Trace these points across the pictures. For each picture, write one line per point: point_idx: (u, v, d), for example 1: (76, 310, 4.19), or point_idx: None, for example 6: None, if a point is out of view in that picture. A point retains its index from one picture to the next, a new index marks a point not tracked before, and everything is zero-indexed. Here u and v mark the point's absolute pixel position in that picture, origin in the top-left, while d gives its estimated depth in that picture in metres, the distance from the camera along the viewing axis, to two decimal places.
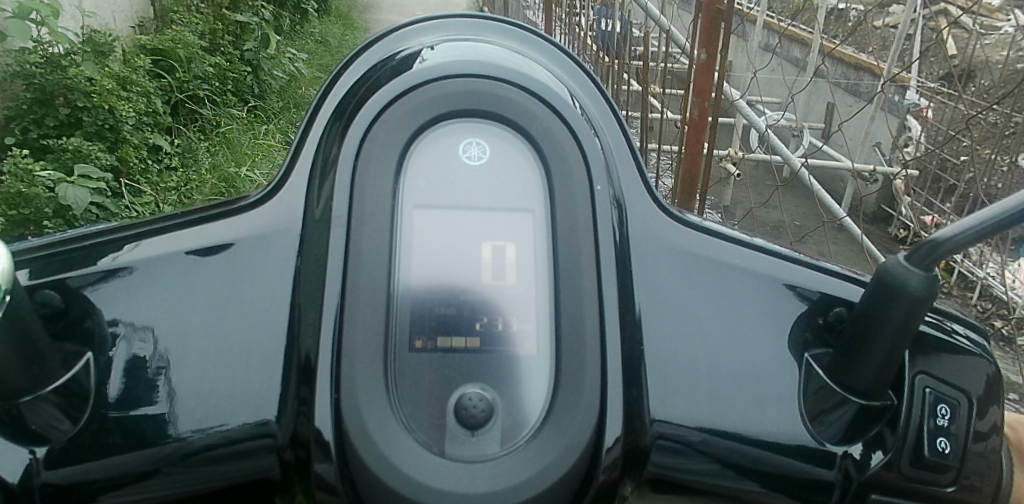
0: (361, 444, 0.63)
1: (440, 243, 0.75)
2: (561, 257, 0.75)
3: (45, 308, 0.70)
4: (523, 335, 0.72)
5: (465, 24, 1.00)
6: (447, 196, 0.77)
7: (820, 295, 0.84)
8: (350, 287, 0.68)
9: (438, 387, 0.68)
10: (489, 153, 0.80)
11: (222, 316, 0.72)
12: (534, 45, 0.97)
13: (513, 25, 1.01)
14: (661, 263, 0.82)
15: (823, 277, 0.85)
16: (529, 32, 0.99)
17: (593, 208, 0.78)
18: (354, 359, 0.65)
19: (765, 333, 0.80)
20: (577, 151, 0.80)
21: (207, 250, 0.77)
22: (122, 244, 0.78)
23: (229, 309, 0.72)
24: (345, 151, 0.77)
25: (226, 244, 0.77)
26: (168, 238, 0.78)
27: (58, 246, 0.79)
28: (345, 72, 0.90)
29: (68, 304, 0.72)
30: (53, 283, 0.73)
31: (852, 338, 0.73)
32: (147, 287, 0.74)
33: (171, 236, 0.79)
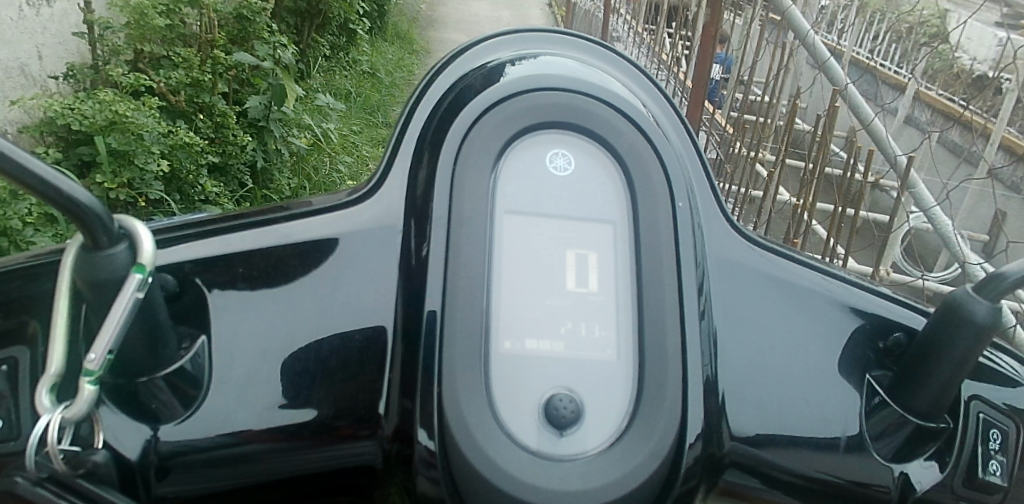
0: (460, 436, 0.67)
1: (528, 250, 0.80)
2: (644, 266, 0.79)
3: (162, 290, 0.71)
4: (604, 340, 0.77)
5: (544, 38, 1.04)
6: (533, 204, 0.82)
7: (880, 317, 0.86)
8: (451, 285, 0.72)
9: (528, 386, 0.73)
10: (574, 164, 0.85)
11: (321, 304, 0.75)
12: (611, 63, 1.02)
13: (589, 41, 1.06)
14: (736, 274, 0.85)
15: (885, 301, 0.88)
16: (606, 50, 1.04)
17: (675, 219, 0.82)
18: (454, 352, 0.70)
19: (831, 349, 0.83)
20: (661, 167, 0.84)
21: (306, 242, 0.80)
22: (229, 231, 0.80)
23: (328, 297, 0.75)
24: (442, 152, 0.81)
25: (323, 240, 0.80)
26: (269, 229, 0.80)
27: (170, 233, 0.80)
28: (436, 80, 0.95)
29: (182, 288, 0.73)
30: (165, 264, 0.75)
31: (914, 360, 0.77)
32: (252, 272, 0.76)
33: (274, 227, 0.81)
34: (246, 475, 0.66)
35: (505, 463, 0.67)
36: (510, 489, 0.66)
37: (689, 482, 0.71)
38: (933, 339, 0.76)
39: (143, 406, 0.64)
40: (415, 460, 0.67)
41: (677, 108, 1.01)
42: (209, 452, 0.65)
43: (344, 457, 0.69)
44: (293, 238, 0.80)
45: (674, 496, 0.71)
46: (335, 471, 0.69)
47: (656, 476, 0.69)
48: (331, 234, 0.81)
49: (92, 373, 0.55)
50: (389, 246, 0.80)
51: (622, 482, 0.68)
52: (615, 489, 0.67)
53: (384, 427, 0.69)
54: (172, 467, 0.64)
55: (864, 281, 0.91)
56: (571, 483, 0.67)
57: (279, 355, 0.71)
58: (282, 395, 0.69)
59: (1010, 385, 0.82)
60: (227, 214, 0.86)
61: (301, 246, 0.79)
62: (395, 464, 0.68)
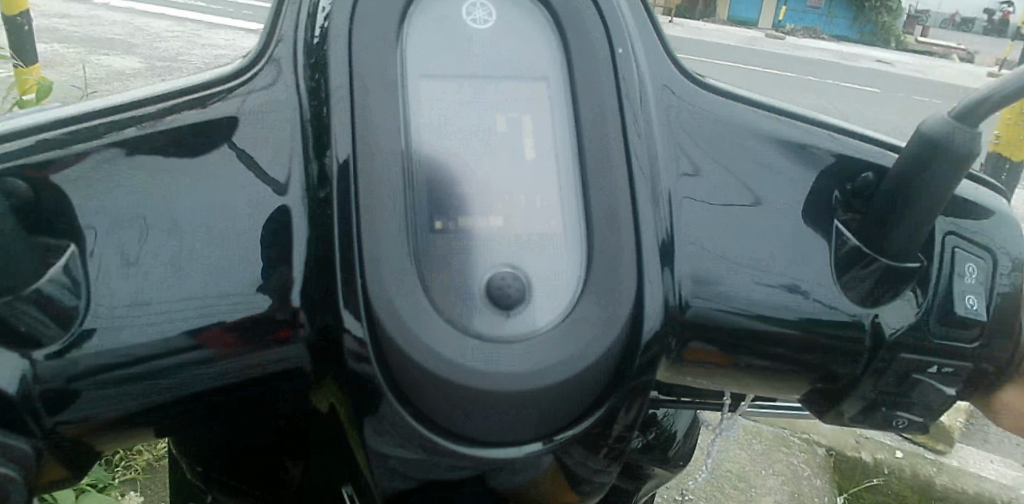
0: (396, 330, 0.60)
1: (453, 116, 0.69)
2: (583, 118, 0.71)
3: (14, 200, 0.60)
4: (549, 207, 0.68)
5: None
6: (453, 64, 0.72)
7: (837, 157, 0.80)
8: (363, 158, 0.64)
9: (463, 271, 0.64)
10: (496, 17, 0.75)
11: (221, 192, 0.66)
12: None
13: None
14: (683, 122, 0.77)
15: (856, 145, 0.81)
16: None
17: (615, 67, 0.73)
18: (375, 234, 0.61)
19: (793, 201, 0.75)
20: (592, 10, 0.75)
21: (196, 133, 0.70)
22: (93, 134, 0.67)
23: (225, 189, 0.66)
24: (342, 13, 0.70)
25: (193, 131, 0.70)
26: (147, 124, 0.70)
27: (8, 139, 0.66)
28: None
29: (40, 198, 0.61)
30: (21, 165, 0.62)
31: (885, 205, 0.70)
32: (129, 171, 0.65)
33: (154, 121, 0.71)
34: (171, 386, 0.61)
35: (448, 351, 0.60)
36: (459, 379, 0.59)
37: (651, 353, 0.66)
38: (907, 174, 0.67)
39: (14, 331, 0.54)
40: (345, 356, 0.61)
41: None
42: (114, 369, 0.58)
43: (272, 354, 0.63)
44: (191, 126, 0.70)
45: (636, 370, 0.66)
46: (266, 373, 0.64)
47: (613, 346, 0.64)
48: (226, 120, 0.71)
49: None
50: (293, 123, 0.71)
51: (577, 356, 0.62)
52: (574, 361, 0.62)
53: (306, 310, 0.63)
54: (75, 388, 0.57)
55: (832, 121, 0.84)
56: (518, 367, 0.61)
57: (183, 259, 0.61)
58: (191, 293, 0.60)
59: (987, 216, 0.76)
60: (111, 104, 0.73)
61: (209, 133, 0.70)
62: (324, 358, 0.63)
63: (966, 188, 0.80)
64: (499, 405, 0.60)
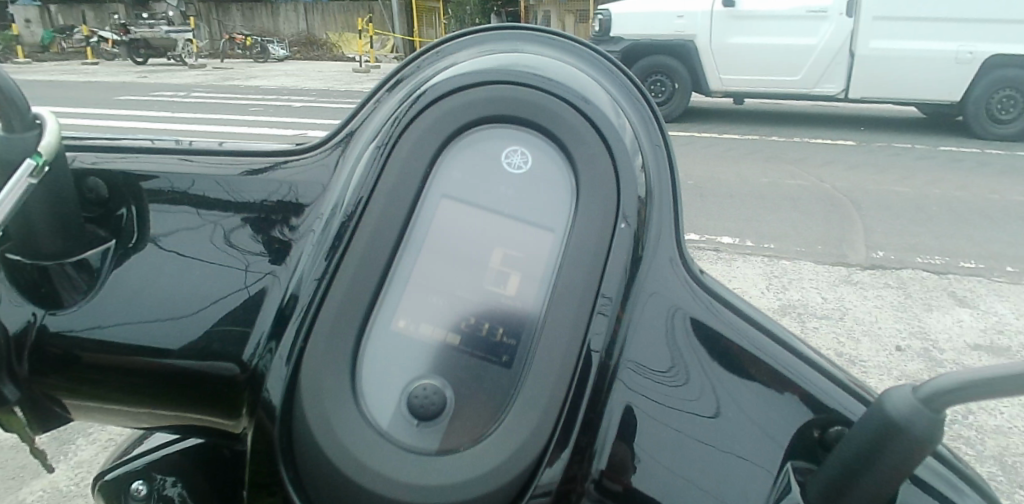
0: (309, 402, 0.67)
1: (454, 240, 0.77)
2: (563, 274, 0.75)
3: (90, 194, 0.82)
4: (502, 345, 0.71)
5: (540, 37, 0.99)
6: (472, 194, 0.80)
7: (812, 396, 0.80)
8: (349, 253, 0.75)
9: (394, 373, 0.70)
10: (531, 164, 0.81)
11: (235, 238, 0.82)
12: (599, 67, 0.96)
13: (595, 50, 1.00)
14: (661, 309, 0.81)
15: (828, 386, 0.81)
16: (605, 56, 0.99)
17: (612, 239, 0.77)
18: (321, 333, 0.70)
19: (745, 417, 0.77)
20: (614, 180, 0.79)
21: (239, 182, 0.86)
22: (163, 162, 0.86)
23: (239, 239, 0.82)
24: (379, 143, 0.82)
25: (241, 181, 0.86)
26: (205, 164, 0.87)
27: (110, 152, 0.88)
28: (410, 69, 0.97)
29: (110, 195, 0.83)
30: (95, 171, 0.84)
31: (840, 472, 0.65)
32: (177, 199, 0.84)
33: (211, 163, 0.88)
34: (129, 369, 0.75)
35: (348, 440, 0.65)
36: (345, 467, 0.65)
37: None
38: (865, 444, 0.63)
39: (51, 293, 0.75)
40: (262, 400, 0.71)
41: (659, 115, 0.95)
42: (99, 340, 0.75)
43: (201, 385, 0.75)
44: (230, 176, 0.86)
45: None
46: (196, 399, 0.76)
47: (502, 490, 0.65)
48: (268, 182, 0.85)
49: None
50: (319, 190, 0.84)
51: (460, 487, 0.64)
52: (455, 489, 0.64)
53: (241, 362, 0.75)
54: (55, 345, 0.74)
55: (812, 355, 0.86)
56: (406, 477, 0.64)
57: (183, 279, 0.78)
58: (171, 306, 0.77)
59: None
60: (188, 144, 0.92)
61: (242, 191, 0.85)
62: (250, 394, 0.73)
63: (943, 467, 0.78)
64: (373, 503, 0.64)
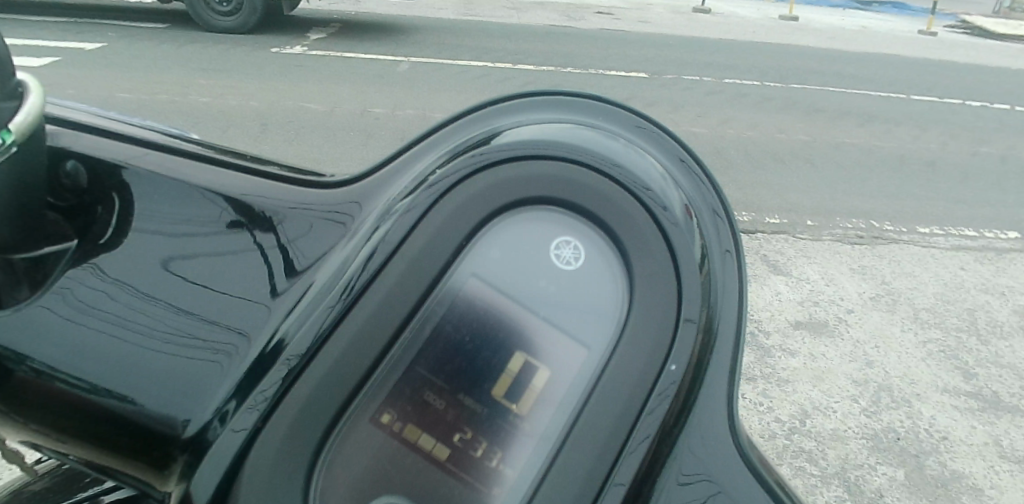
0: (256, 483, 0.62)
1: (473, 333, 0.65)
2: (587, 409, 0.62)
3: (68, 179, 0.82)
4: (498, 477, 0.61)
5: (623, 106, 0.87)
6: (508, 280, 0.68)
7: None
8: (346, 320, 0.66)
9: (357, 478, 0.61)
10: (582, 261, 0.69)
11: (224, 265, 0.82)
12: (681, 155, 0.83)
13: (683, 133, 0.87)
14: (701, 473, 0.66)
15: None
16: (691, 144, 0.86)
17: (657, 380, 0.64)
18: (290, 412, 0.63)
19: None
20: (676, 308, 0.66)
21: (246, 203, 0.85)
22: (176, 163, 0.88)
23: (228, 266, 0.82)
24: (415, 197, 0.72)
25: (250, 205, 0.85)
26: (224, 175, 0.88)
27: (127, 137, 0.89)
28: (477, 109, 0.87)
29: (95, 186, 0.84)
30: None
31: None
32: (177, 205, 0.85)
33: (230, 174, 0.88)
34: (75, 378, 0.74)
35: None
36: None
37: None
38: None
39: None
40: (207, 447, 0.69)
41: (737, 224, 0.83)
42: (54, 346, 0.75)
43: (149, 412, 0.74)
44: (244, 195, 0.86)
45: None
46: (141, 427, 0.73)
47: None
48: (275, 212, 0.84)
49: None
50: (326, 236, 0.80)
51: None
52: None
53: (200, 404, 0.73)
54: None
55: None
56: None
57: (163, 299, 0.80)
58: (139, 323, 0.78)
59: None
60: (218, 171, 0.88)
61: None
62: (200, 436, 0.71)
63: None
64: None
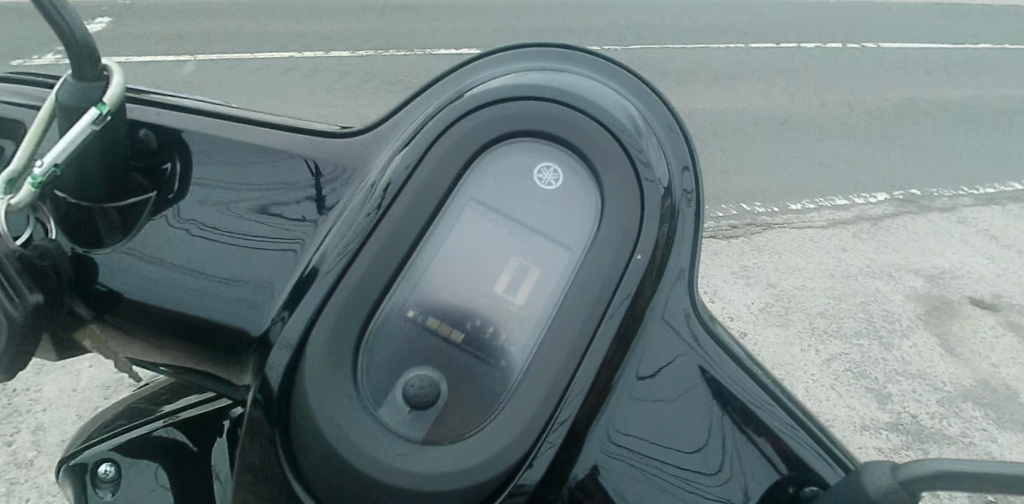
0: (309, 369, 0.70)
1: (478, 243, 0.80)
2: (573, 293, 0.77)
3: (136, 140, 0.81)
4: (506, 350, 0.74)
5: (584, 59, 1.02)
6: (503, 201, 0.83)
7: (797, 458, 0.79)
8: (375, 233, 0.77)
9: (395, 358, 0.72)
10: (562, 181, 0.84)
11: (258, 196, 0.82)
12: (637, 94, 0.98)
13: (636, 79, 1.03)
14: (666, 346, 0.82)
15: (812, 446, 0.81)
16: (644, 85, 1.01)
17: (627, 267, 0.79)
18: (333, 312, 0.73)
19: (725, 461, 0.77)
20: (639, 212, 0.82)
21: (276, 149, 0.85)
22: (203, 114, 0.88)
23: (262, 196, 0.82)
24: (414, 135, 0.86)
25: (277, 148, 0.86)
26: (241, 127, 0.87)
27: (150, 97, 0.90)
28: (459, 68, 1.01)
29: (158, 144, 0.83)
30: (148, 123, 0.84)
31: None
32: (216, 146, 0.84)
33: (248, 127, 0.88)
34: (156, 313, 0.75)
35: (341, 416, 0.68)
36: (334, 442, 0.67)
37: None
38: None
39: (89, 229, 0.75)
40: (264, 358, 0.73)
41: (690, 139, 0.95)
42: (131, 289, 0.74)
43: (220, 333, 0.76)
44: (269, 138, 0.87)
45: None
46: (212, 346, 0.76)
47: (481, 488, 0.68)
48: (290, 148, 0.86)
49: (36, 179, 0.64)
50: (349, 169, 0.85)
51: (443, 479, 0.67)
52: (437, 480, 0.66)
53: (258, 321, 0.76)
54: (93, 282, 0.74)
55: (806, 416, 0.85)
56: (391, 460, 0.67)
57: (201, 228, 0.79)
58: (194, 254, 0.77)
59: None
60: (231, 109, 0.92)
61: (274, 155, 0.86)
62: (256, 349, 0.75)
63: None
64: (355, 478, 0.66)
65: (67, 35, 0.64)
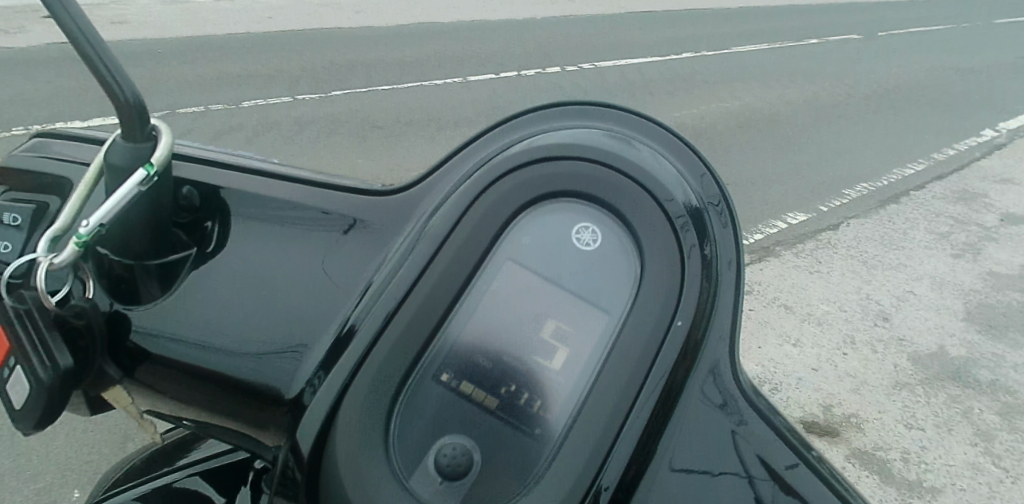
0: (341, 434, 0.69)
1: (511, 304, 0.79)
2: (610, 361, 0.75)
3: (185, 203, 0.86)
4: (542, 418, 0.72)
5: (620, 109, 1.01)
6: (540, 262, 0.81)
7: None
8: (410, 294, 0.77)
9: (428, 423, 0.71)
10: (600, 243, 0.82)
11: (297, 254, 0.84)
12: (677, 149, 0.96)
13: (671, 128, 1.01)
14: (705, 415, 0.80)
15: None
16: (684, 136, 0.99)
17: (665, 335, 0.77)
18: (366, 378, 0.72)
19: None
20: (679, 277, 0.80)
21: (316, 208, 0.88)
22: (252, 174, 0.92)
23: (304, 256, 0.84)
24: (451, 195, 0.86)
25: (320, 208, 0.88)
26: (287, 186, 0.91)
27: (201, 156, 0.94)
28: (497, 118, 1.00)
29: (202, 204, 0.86)
30: (192, 182, 0.88)
31: None
32: (259, 208, 0.88)
33: (295, 186, 0.91)
34: (187, 371, 0.75)
35: (373, 485, 0.67)
36: None
37: None
38: None
39: (133, 288, 0.75)
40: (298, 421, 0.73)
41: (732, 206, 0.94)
42: (163, 349, 0.75)
43: (250, 394, 0.76)
44: (311, 198, 0.89)
45: None
46: (240, 406, 0.76)
47: None
48: (336, 207, 0.88)
49: (80, 237, 0.64)
50: (388, 230, 0.86)
51: None
52: None
53: (290, 387, 0.75)
54: (126, 339, 0.75)
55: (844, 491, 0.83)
56: None
57: (240, 286, 0.81)
58: (229, 311, 0.79)
59: None
60: (277, 166, 0.95)
61: (313, 212, 0.88)
62: (289, 411, 0.74)
63: None
64: None
65: (118, 100, 0.64)
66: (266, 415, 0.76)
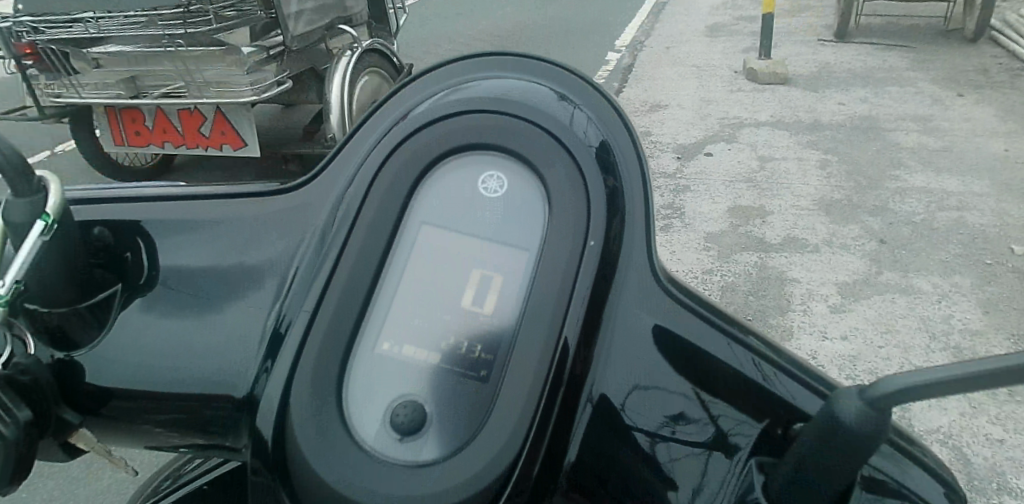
0: (296, 419, 0.73)
1: (432, 266, 0.82)
2: (534, 295, 0.78)
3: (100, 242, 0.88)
4: (483, 359, 0.75)
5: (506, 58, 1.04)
6: (452, 220, 0.85)
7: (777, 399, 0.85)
8: (335, 277, 0.81)
9: (378, 391, 0.75)
10: (506, 186, 0.85)
11: (228, 266, 0.89)
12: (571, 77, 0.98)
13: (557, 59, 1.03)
14: (638, 314, 0.86)
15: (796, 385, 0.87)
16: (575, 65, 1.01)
17: (580, 256, 0.80)
18: (309, 359, 0.76)
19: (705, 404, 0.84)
20: (585, 201, 0.83)
21: (237, 218, 0.93)
22: (170, 200, 0.97)
23: (240, 259, 0.89)
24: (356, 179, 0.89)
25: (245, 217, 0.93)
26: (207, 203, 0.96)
27: (110, 195, 0.98)
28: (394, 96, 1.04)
29: (117, 242, 0.90)
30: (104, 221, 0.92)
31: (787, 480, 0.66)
32: (180, 239, 0.92)
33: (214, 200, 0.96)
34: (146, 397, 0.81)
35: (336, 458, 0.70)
36: (336, 488, 0.69)
37: None
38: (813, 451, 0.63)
39: (66, 336, 0.80)
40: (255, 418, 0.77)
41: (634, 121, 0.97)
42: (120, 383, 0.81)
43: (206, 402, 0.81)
44: (232, 215, 0.94)
45: None
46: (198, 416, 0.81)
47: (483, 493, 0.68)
48: (259, 213, 0.93)
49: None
50: (307, 225, 0.90)
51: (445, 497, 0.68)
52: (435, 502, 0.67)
53: (241, 387, 0.80)
54: (82, 383, 0.81)
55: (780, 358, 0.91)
56: (390, 491, 0.68)
57: (179, 312, 0.86)
58: (172, 331, 0.84)
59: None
60: (188, 188, 0.99)
61: (235, 222, 0.93)
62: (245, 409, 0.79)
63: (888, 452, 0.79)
64: None
65: None
66: (227, 418, 0.81)
